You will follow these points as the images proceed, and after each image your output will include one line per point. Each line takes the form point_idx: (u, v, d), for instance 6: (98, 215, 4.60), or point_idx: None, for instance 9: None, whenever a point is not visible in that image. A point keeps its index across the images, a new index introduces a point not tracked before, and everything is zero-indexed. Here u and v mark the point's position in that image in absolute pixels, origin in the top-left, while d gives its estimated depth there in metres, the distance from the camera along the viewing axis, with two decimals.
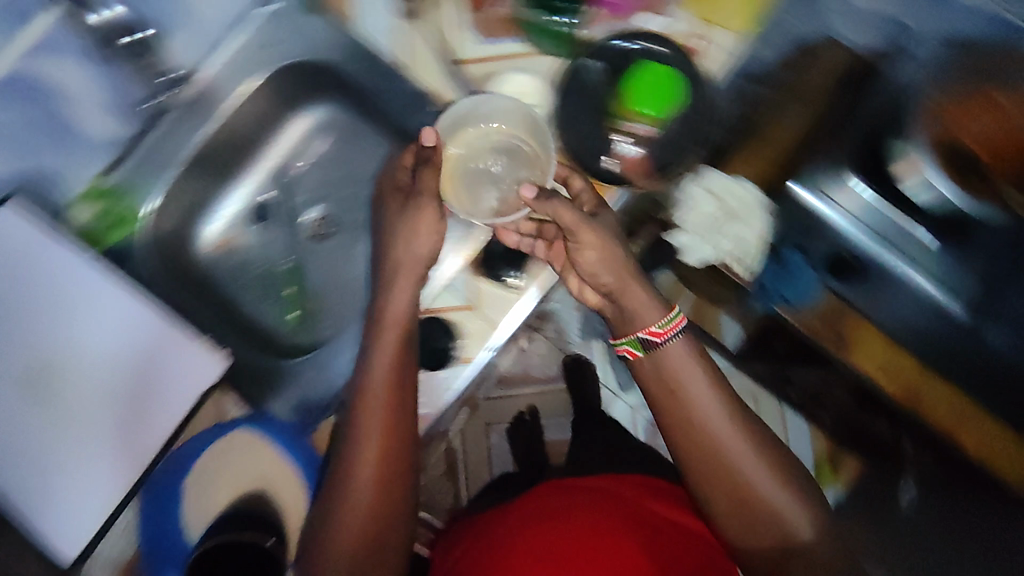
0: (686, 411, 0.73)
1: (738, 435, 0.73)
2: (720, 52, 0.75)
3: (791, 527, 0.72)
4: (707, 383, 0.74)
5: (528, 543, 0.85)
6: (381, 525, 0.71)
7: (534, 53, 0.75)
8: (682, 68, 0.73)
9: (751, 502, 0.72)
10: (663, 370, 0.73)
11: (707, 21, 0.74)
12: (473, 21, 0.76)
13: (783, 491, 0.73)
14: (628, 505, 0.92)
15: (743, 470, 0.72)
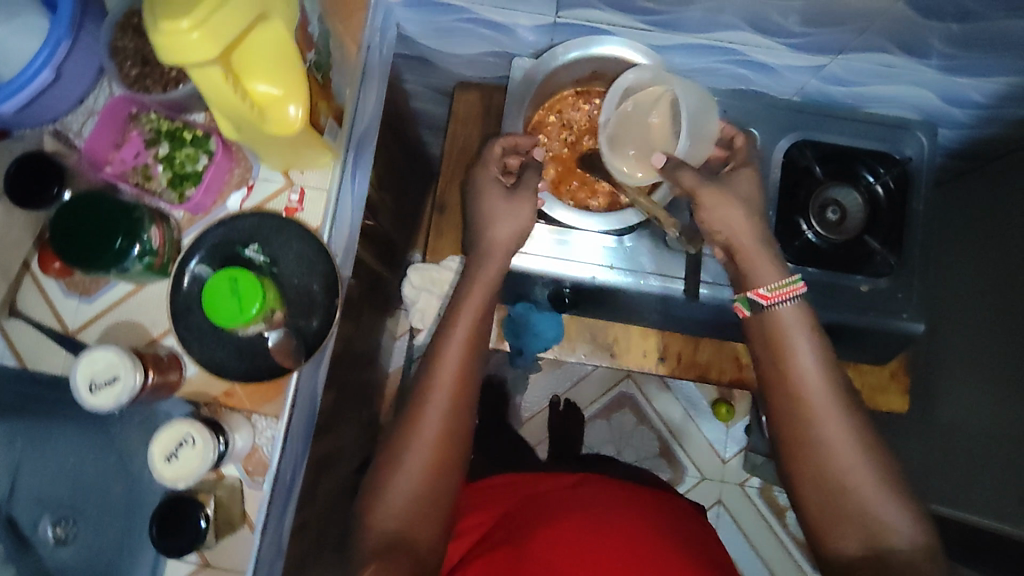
0: (789, 382, 0.62)
1: (839, 412, 0.60)
2: (316, 198, 0.71)
3: (887, 520, 0.57)
4: (820, 354, 0.62)
5: (544, 524, 0.68)
6: (421, 519, 0.63)
7: (142, 286, 0.70)
8: (283, 236, 0.69)
9: (853, 499, 0.57)
10: (776, 343, 0.63)
11: (287, 175, 0.71)
12: (66, 287, 0.70)
13: (880, 486, 0.58)
14: (649, 519, 0.71)
15: (841, 452, 0.58)
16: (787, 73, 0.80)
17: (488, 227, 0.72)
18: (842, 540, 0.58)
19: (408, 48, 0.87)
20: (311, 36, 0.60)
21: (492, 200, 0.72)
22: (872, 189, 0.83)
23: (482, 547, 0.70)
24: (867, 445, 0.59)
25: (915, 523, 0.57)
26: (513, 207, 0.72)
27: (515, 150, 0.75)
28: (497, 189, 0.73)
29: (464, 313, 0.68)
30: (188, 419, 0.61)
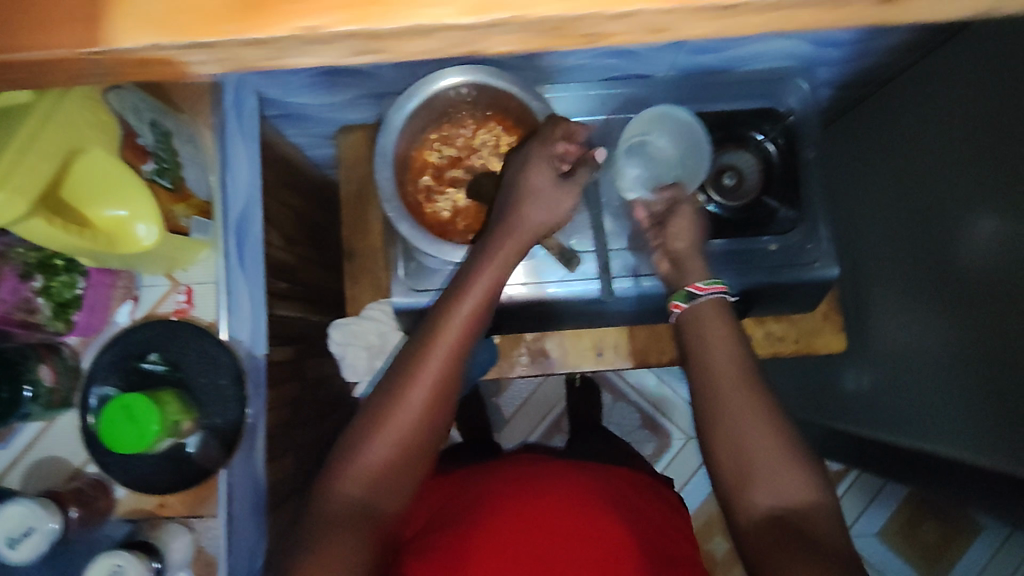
0: (696, 363, 0.60)
1: (742, 392, 0.57)
2: (205, 292, 0.71)
3: (784, 489, 0.54)
4: (725, 342, 0.60)
5: (506, 504, 0.67)
6: (388, 487, 0.58)
7: (52, 421, 0.69)
8: (181, 340, 0.68)
9: (751, 469, 0.55)
10: (692, 336, 0.61)
11: (171, 277, 0.71)
12: None
13: (778, 459, 0.55)
14: (603, 483, 0.73)
15: (745, 431, 0.56)
16: (654, 54, 0.78)
17: (523, 207, 0.64)
18: (746, 511, 0.55)
19: (275, 107, 0.84)
20: (144, 147, 0.58)
21: (537, 178, 0.64)
22: (763, 148, 0.84)
23: (447, 516, 0.70)
24: (769, 420, 0.56)
25: (808, 489, 0.54)
26: (560, 197, 0.65)
27: (571, 135, 0.67)
28: (547, 170, 0.65)
29: (469, 293, 0.61)
30: (116, 550, 0.62)
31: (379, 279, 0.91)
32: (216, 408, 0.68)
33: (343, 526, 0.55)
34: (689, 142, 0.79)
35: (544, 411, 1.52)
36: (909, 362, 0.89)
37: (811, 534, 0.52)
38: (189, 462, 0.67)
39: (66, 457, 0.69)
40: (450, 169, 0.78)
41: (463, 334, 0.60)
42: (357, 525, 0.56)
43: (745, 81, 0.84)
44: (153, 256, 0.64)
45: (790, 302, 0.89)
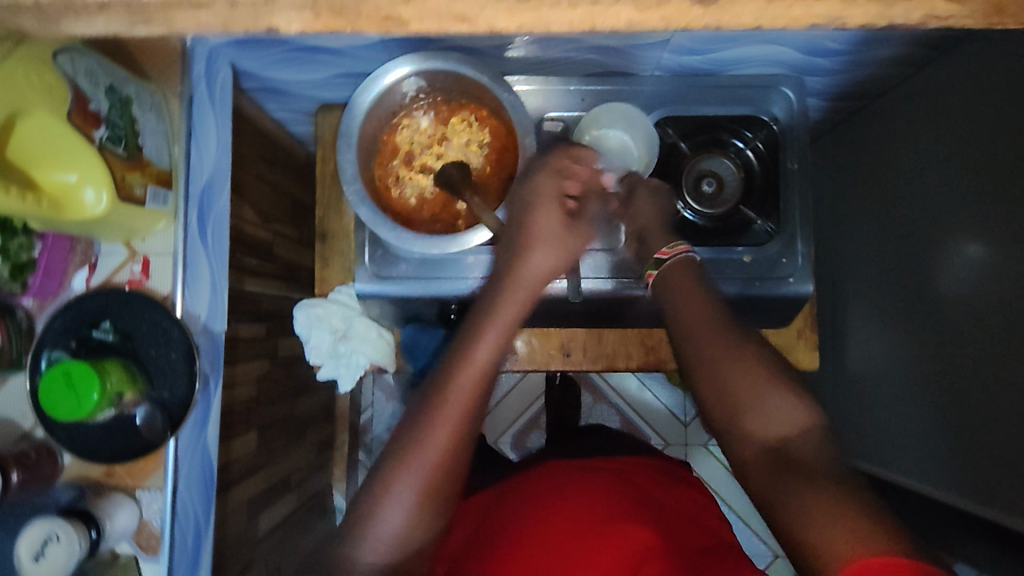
0: (674, 320, 0.61)
1: (721, 331, 0.58)
2: (162, 264, 0.71)
3: (772, 410, 0.53)
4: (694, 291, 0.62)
5: (521, 535, 0.66)
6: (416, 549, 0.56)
7: (4, 382, 0.69)
8: (133, 310, 0.68)
9: (735, 398, 0.55)
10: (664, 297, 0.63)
11: (129, 246, 0.70)
12: None
13: (763, 383, 0.55)
14: (627, 493, 0.72)
15: (727, 364, 0.56)
16: (636, 51, 0.77)
17: (529, 252, 0.59)
18: (741, 448, 0.54)
19: (254, 81, 0.84)
20: (97, 113, 0.57)
21: (547, 220, 0.59)
22: (743, 155, 0.83)
23: (472, 550, 0.69)
24: (747, 348, 0.57)
25: (802, 410, 0.53)
26: (571, 239, 0.60)
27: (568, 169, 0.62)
28: (556, 213, 0.59)
29: (476, 354, 0.58)
30: (50, 517, 0.59)
31: (350, 262, 0.91)
32: (164, 381, 0.68)
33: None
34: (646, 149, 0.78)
35: (525, 405, 1.51)
36: (884, 384, 0.87)
37: (805, 454, 0.51)
38: (133, 432, 0.66)
39: (17, 417, 0.69)
40: (421, 156, 0.77)
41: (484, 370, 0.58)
42: None
43: (730, 85, 0.83)
44: (106, 225, 0.63)
45: (770, 314, 0.87)
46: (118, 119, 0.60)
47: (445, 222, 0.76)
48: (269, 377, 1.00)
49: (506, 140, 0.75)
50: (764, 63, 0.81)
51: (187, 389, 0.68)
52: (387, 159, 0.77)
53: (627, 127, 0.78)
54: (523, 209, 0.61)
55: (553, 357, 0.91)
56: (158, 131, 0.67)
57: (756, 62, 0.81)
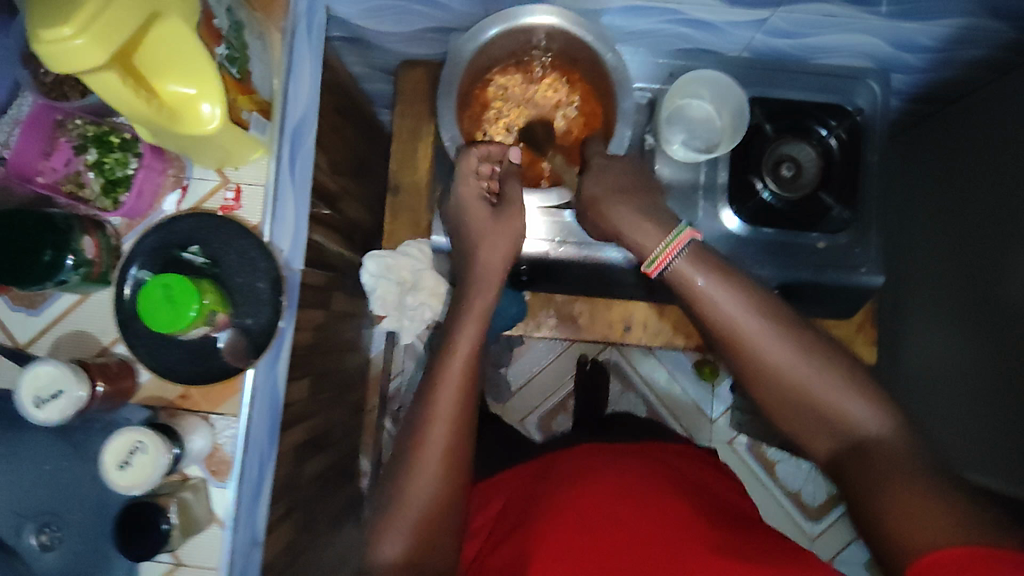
0: (705, 317, 0.60)
1: (770, 330, 0.57)
2: (253, 194, 0.70)
3: (847, 410, 0.54)
4: (720, 277, 0.59)
5: (551, 511, 0.64)
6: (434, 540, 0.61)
7: (88, 296, 0.70)
8: (222, 237, 0.68)
9: (807, 400, 0.55)
10: (681, 294, 0.61)
11: (221, 173, 0.70)
12: (11, 301, 0.70)
13: (829, 383, 0.55)
14: (656, 475, 0.69)
15: (783, 365, 0.56)
16: (732, 28, 0.77)
17: (481, 249, 0.72)
18: (821, 446, 0.56)
19: (344, 28, 0.85)
20: (219, 30, 0.58)
21: (475, 219, 0.73)
22: (825, 143, 0.81)
23: (502, 531, 0.68)
24: (807, 346, 0.56)
25: (871, 406, 0.54)
26: (503, 227, 0.72)
27: (489, 156, 0.74)
28: (480, 209, 0.73)
29: (458, 347, 0.67)
30: (139, 426, 0.61)
31: (419, 218, 0.92)
32: (248, 309, 0.68)
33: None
34: (734, 123, 0.79)
35: (555, 386, 1.52)
36: (941, 384, 0.87)
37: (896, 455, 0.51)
38: (214, 356, 0.67)
39: (99, 329, 0.70)
40: (509, 114, 0.78)
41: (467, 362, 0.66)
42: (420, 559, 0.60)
43: (818, 73, 0.82)
44: (210, 149, 0.63)
45: (831, 304, 0.87)
46: (236, 43, 0.60)
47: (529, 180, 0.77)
48: (322, 327, 1.01)
49: (597, 105, 0.77)
50: (855, 52, 0.81)
51: (270, 318, 0.68)
52: (478, 113, 0.77)
53: (711, 97, 0.79)
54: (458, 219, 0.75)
55: (612, 329, 0.92)
56: (263, 62, 0.67)
57: (848, 49, 0.80)
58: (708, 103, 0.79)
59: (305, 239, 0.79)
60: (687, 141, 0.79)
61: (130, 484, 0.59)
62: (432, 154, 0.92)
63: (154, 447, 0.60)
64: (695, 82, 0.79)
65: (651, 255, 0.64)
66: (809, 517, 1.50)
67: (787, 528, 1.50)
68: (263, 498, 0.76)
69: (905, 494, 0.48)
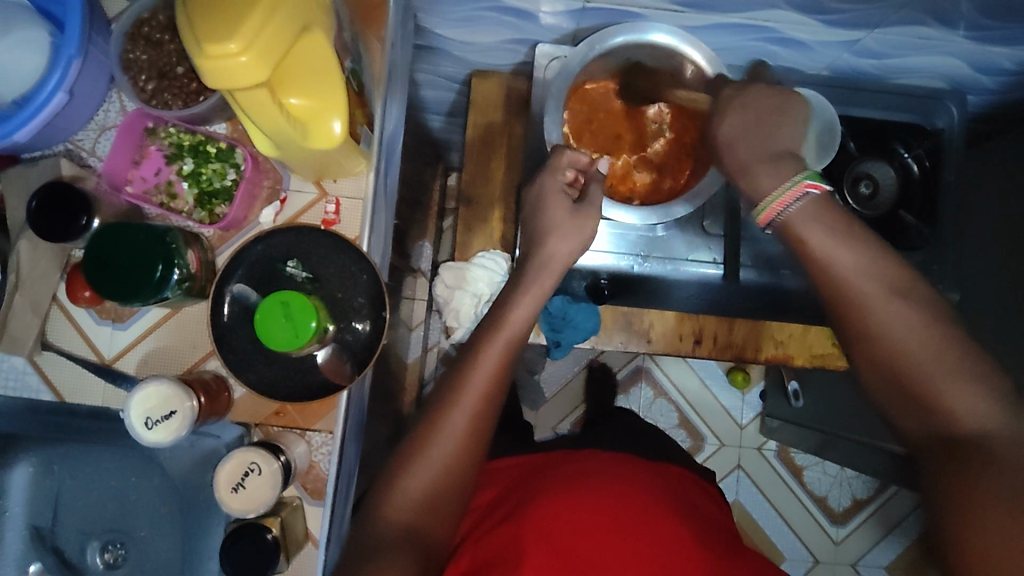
0: (819, 267, 0.60)
1: (896, 303, 0.57)
2: (352, 208, 0.69)
3: (959, 400, 0.53)
4: (848, 241, 0.60)
5: (545, 512, 0.70)
6: (433, 513, 0.62)
7: (178, 309, 0.68)
8: (321, 250, 0.66)
9: (916, 380, 0.55)
10: (795, 245, 0.62)
11: (320, 185, 0.69)
12: (98, 314, 0.68)
13: (949, 369, 0.54)
14: (650, 495, 0.75)
15: (901, 339, 0.56)
16: (821, 47, 0.78)
17: (552, 239, 0.72)
18: (912, 425, 0.56)
19: (423, 38, 0.84)
20: (346, 45, 0.57)
21: (556, 212, 0.72)
22: (906, 164, 0.83)
23: (501, 513, 0.75)
24: (937, 327, 0.56)
25: (992, 406, 0.52)
26: (580, 223, 0.72)
27: (577, 162, 0.74)
28: (563, 202, 0.72)
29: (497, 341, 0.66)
30: (250, 447, 0.60)
31: (491, 230, 0.91)
32: (349, 324, 0.67)
33: (397, 547, 0.58)
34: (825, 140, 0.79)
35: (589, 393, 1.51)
36: None
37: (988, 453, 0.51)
38: (315, 371, 0.66)
39: (189, 344, 0.68)
40: (603, 128, 0.79)
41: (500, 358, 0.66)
42: (414, 543, 0.60)
43: (895, 94, 0.84)
44: (326, 165, 0.63)
45: None
46: (357, 60, 0.60)
47: (621, 195, 0.79)
48: None
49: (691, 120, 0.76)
50: (933, 73, 0.83)
51: (370, 332, 0.67)
52: (575, 125, 0.78)
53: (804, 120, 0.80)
54: (533, 210, 0.74)
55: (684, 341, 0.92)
56: (369, 74, 0.66)
57: (926, 69, 0.82)
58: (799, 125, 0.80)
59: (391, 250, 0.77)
60: None
61: (248, 504, 0.59)
62: (504, 166, 0.91)
63: (269, 466, 0.59)
64: None
65: (759, 202, 0.64)
66: (834, 521, 1.51)
67: (812, 532, 1.50)
68: (348, 514, 0.74)
69: (1000, 483, 0.49)
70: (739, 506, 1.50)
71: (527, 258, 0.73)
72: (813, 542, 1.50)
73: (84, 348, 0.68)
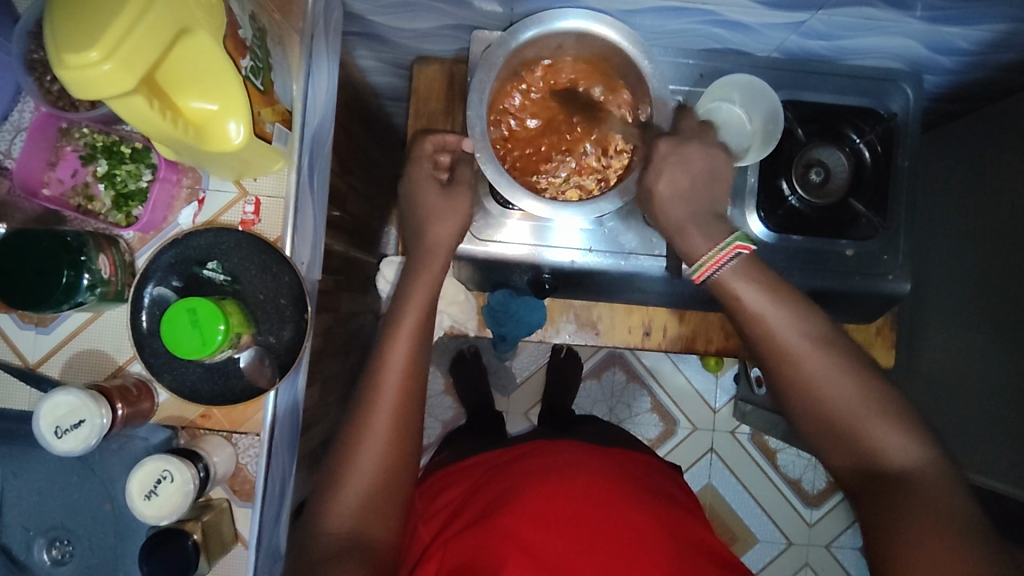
0: (754, 326, 0.61)
1: (818, 350, 0.59)
2: (273, 207, 0.68)
3: (879, 444, 0.58)
4: (779, 297, 0.60)
5: (512, 515, 0.69)
6: (372, 514, 0.65)
7: (100, 314, 0.67)
8: (244, 252, 0.65)
9: (843, 428, 0.59)
10: (729, 303, 0.62)
11: (239, 184, 0.67)
12: (20, 319, 0.67)
13: (877, 415, 0.58)
14: (612, 482, 0.75)
15: (824, 390, 0.59)
16: (766, 30, 0.75)
17: (442, 226, 0.73)
18: (844, 464, 0.60)
19: (357, 25, 0.81)
20: (243, 40, 0.55)
21: (428, 198, 0.73)
22: (857, 150, 0.80)
23: (460, 520, 0.74)
24: (854, 373, 0.59)
25: (914, 441, 0.57)
26: (451, 204, 0.73)
27: (446, 146, 0.77)
28: (431, 185, 0.74)
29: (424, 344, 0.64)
30: (164, 455, 0.60)
31: None
32: (271, 327, 0.66)
33: (341, 559, 0.62)
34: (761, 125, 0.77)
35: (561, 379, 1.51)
36: (968, 387, 0.86)
37: (924, 493, 0.55)
38: (236, 375, 0.65)
39: (112, 347, 0.67)
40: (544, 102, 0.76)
41: (411, 359, 0.68)
42: (350, 553, 0.63)
43: (848, 76, 0.81)
44: (239, 168, 0.62)
45: (856, 309, 0.86)
46: (260, 58, 0.58)
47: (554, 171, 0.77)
48: (331, 330, 0.99)
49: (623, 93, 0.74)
50: (886, 56, 0.80)
51: (293, 335, 0.66)
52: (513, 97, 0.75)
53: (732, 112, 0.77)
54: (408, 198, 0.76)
55: (632, 334, 0.92)
56: (283, 68, 0.64)
57: (879, 51, 0.79)
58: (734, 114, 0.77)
59: (322, 250, 0.77)
60: (719, 143, 0.76)
61: (162, 509, 0.59)
62: None
63: (184, 472, 0.60)
64: (726, 86, 0.77)
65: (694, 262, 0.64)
66: (808, 504, 1.51)
67: (786, 514, 1.51)
68: (285, 515, 0.75)
69: (926, 519, 0.53)
70: (712, 488, 1.51)
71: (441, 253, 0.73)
72: (786, 524, 1.50)
73: (10, 352, 0.68)
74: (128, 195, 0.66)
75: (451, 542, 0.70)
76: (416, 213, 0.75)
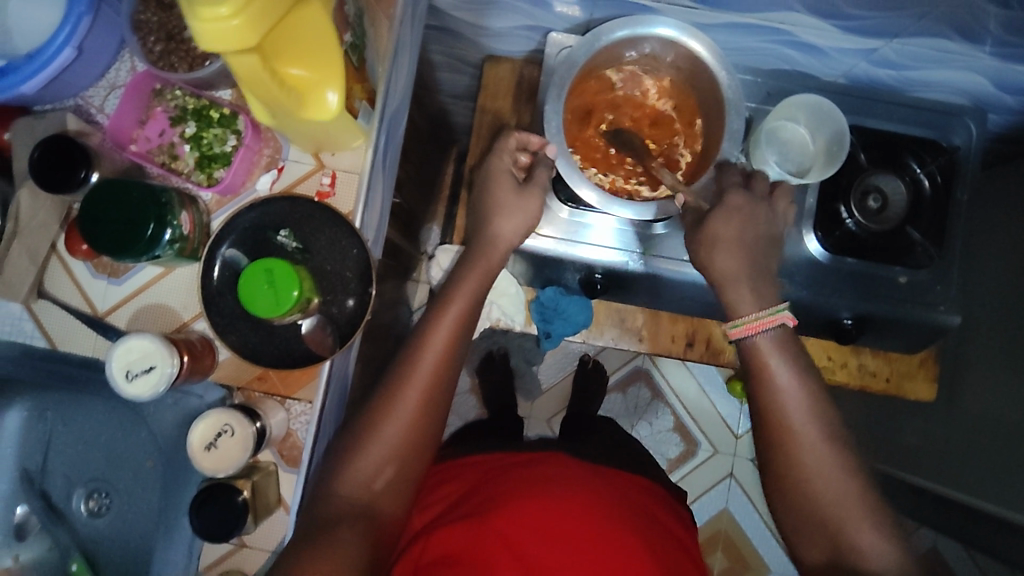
0: (772, 399, 0.65)
1: (821, 440, 0.63)
2: (348, 182, 0.70)
3: (860, 541, 0.60)
4: (802, 378, 0.65)
5: (513, 510, 0.71)
6: (387, 489, 0.66)
7: (171, 269, 0.69)
8: (315, 222, 0.67)
9: (831, 518, 0.61)
10: (752, 374, 0.66)
11: (318, 158, 0.70)
12: (94, 268, 0.69)
13: (861, 517, 0.61)
14: (614, 501, 0.76)
15: (817, 479, 0.62)
16: (837, 54, 0.77)
17: (505, 215, 0.75)
18: (819, 556, 0.62)
19: (437, 18, 0.85)
20: (346, 16, 0.57)
21: (497, 188, 0.75)
22: (917, 179, 0.79)
23: (460, 510, 0.75)
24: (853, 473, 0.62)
25: (894, 551, 0.59)
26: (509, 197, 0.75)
27: (528, 146, 0.77)
28: (506, 181, 0.75)
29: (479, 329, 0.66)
30: (224, 409, 0.63)
31: None
32: (335, 297, 0.67)
33: (348, 526, 0.62)
34: (823, 146, 0.78)
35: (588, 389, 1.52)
36: (1008, 423, 0.86)
37: None
38: (296, 340, 0.67)
39: (181, 301, 0.69)
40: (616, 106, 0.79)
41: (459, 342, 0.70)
42: (359, 519, 0.63)
43: (916, 106, 0.82)
44: (324, 136, 0.64)
45: (899, 336, 0.87)
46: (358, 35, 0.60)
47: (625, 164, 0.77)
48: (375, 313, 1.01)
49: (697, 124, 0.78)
50: (952, 89, 0.81)
51: (355, 307, 0.67)
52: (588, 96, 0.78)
53: (792, 134, 0.78)
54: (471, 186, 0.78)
55: (675, 343, 0.93)
56: (374, 49, 0.67)
57: (947, 83, 0.80)
58: (794, 135, 0.78)
59: (385, 230, 0.79)
60: (779, 162, 0.77)
61: (222, 460, 0.62)
62: None
63: (242, 426, 0.62)
64: (792, 106, 0.78)
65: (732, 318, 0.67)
66: None
67: None
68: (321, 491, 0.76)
69: None
70: (728, 512, 1.49)
71: (501, 241, 0.75)
72: None
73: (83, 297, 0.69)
74: (211, 158, 0.68)
75: (451, 531, 0.71)
76: (480, 202, 0.77)
